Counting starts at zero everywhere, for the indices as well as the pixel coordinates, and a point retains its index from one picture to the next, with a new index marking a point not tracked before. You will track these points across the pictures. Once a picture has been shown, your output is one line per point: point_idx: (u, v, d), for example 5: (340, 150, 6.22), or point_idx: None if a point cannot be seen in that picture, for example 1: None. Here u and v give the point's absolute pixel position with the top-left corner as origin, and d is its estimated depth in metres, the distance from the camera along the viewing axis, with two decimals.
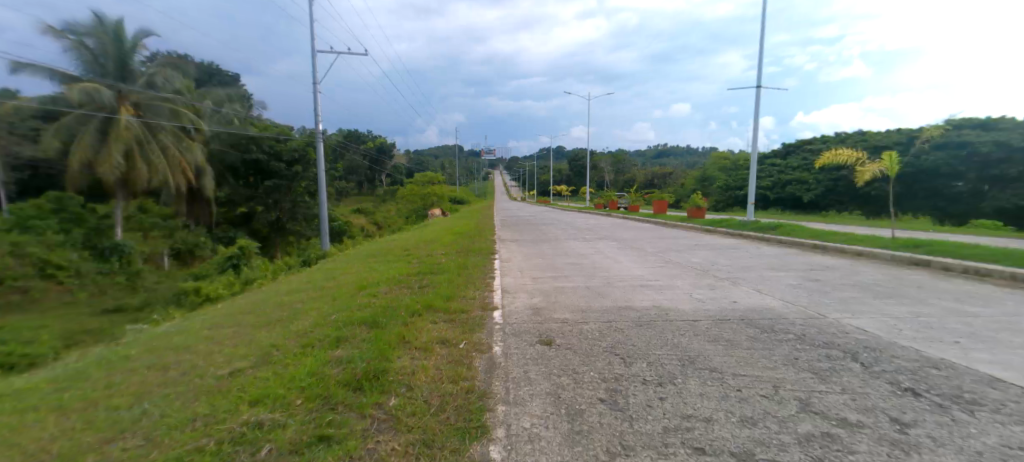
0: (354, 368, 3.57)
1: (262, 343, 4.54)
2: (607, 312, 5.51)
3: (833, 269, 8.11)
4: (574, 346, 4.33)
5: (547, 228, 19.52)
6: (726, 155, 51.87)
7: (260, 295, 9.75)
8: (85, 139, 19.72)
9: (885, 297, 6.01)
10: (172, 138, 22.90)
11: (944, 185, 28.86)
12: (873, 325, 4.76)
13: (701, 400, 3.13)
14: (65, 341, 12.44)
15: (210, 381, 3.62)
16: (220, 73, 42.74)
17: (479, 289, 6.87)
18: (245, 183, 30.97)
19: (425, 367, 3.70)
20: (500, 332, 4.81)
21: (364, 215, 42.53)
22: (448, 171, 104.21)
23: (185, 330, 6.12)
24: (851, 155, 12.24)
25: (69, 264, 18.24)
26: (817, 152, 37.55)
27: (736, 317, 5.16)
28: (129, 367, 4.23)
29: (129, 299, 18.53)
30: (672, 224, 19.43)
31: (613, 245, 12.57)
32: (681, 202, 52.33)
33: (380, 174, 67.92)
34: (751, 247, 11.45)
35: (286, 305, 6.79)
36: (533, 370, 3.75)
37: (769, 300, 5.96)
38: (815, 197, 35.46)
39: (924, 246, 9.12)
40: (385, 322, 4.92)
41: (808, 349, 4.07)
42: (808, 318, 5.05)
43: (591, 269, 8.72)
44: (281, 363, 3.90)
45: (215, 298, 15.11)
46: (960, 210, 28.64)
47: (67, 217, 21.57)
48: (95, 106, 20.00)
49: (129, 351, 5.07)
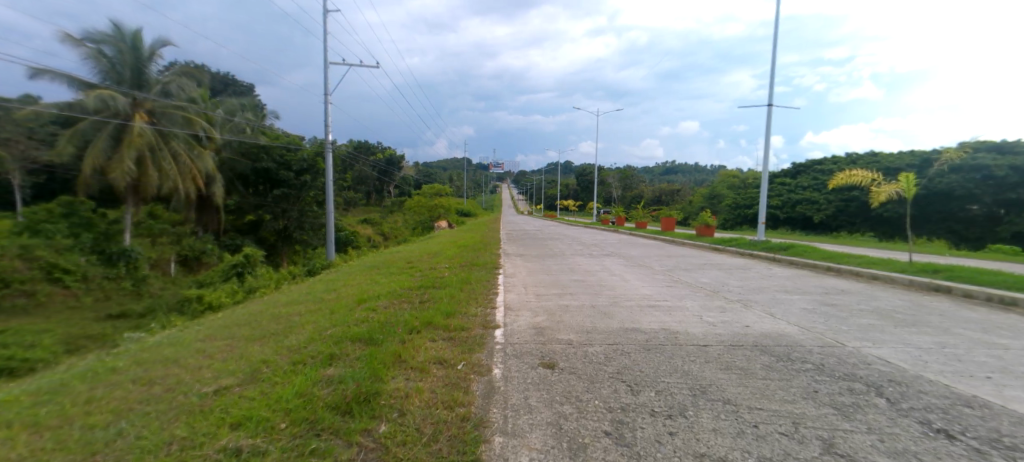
0: (345, 389, 3.38)
1: (252, 358, 4.36)
2: (614, 334, 5.27)
3: (849, 294, 7.80)
4: (578, 369, 4.11)
5: (552, 243, 19.31)
6: (735, 173, 51.51)
7: (260, 304, 9.64)
8: (98, 145, 19.94)
9: (907, 325, 5.72)
10: (183, 145, 23.13)
11: (958, 208, 28.36)
12: (898, 356, 4.47)
13: (714, 437, 2.89)
14: (66, 346, 12.34)
15: (193, 398, 3.45)
16: (235, 83, 43.45)
17: (481, 305, 6.66)
18: (254, 191, 31.19)
19: (420, 390, 3.49)
20: (500, 352, 4.60)
21: (371, 225, 42.64)
22: (456, 184, 104.67)
23: (179, 341, 5.99)
24: (865, 176, 11.98)
25: (76, 269, 18.26)
26: (828, 173, 37.16)
27: (749, 343, 4.89)
28: (114, 381, 4.06)
29: (133, 305, 18.49)
30: (680, 242, 19.16)
31: (621, 262, 12.33)
32: (689, 219, 51.95)
33: (388, 185, 68.30)
34: (761, 268, 11.18)
35: (283, 317, 6.63)
36: (533, 396, 3.53)
37: (783, 325, 5.68)
38: (826, 217, 34.97)
39: (944, 271, 8.79)
40: (382, 339, 4.73)
41: (828, 381, 3.82)
42: (826, 346, 4.78)
43: (597, 286, 8.48)
44: (269, 381, 3.72)
45: (218, 307, 15.00)
46: (976, 234, 28.11)
47: (77, 221, 21.68)
48: (110, 113, 20.31)
49: (119, 362, 4.93)
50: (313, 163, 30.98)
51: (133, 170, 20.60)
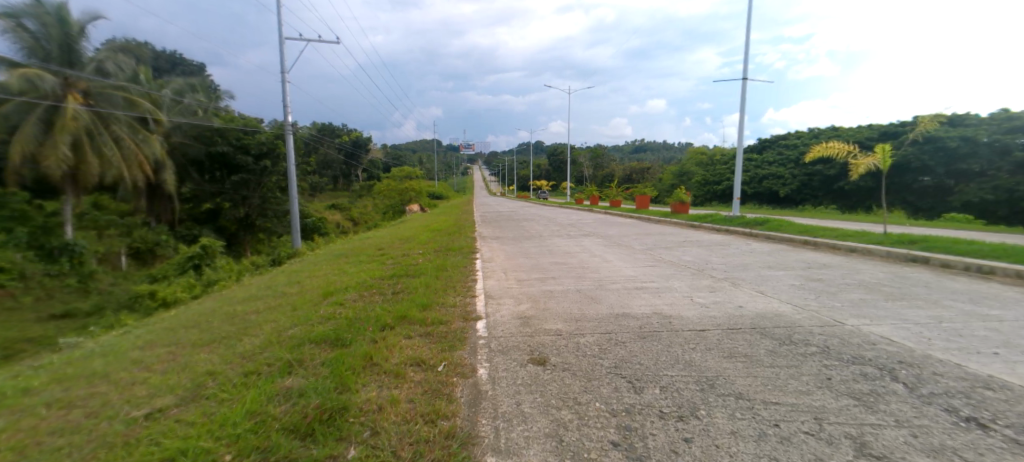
0: (305, 407, 2.85)
1: (197, 369, 3.78)
2: (604, 322, 4.90)
3: (832, 268, 7.72)
4: (572, 365, 3.71)
5: (528, 224, 18.93)
6: (703, 150, 52.28)
7: (214, 301, 8.79)
8: (27, 130, 18.03)
9: (898, 299, 5.60)
10: (126, 129, 21.30)
11: (911, 179, 29.70)
12: (900, 334, 4.28)
13: (735, 442, 2.54)
14: (3, 352, 11.22)
15: (118, 427, 2.86)
16: (185, 63, 40.75)
17: (459, 294, 6.20)
18: (210, 178, 29.37)
19: (395, 401, 3.02)
20: (484, 348, 4.15)
21: (339, 210, 41.20)
22: (427, 166, 102.66)
23: (115, 350, 5.28)
24: (842, 148, 11.92)
25: (11, 267, 16.75)
26: (793, 148, 38.08)
27: (746, 326, 4.61)
28: (22, 406, 3.42)
29: (79, 303, 17.13)
30: (655, 220, 19.14)
31: (599, 242, 12.10)
32: (660, 197, 52.74)
33: (356, 169, 66.17)
34: (740, 243, 11.10)
35: (238, 317, 5.96)
36: (526, 401, 3.10)
37: (777, 304, 5.45)
38: (791, 192, 35.99)
39: (920, 241, 8.84)
40: (351, 338, 4.21)
41: (838, 366, 3.54)
42: (826, 326, 4.54)
43: (580, 269, 8.14)
44: (214, 399, 3.17)
45: (174, 303, 13.97)
46: (928, 204, 29.37)
47: (9, 215, 19.89)
48: (39, 94, 18.42)
49: (37, 378, 4.22)
50: (272, 147, 29.53)
51: (69, 157, 18.80)
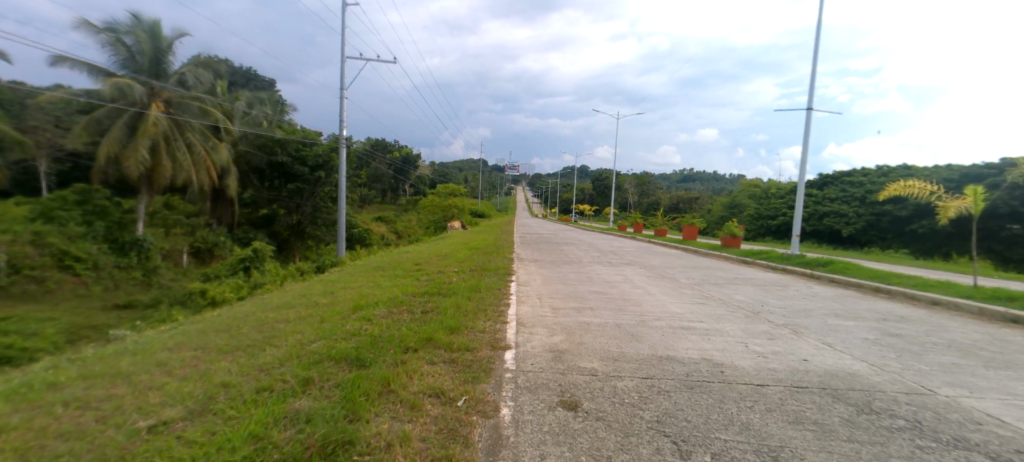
0: (309, 436, 2.60)
1: (213, 379, 3.65)
2: (645, 364, 4.41)
3: (913, 322, 6.79)
4: (607, 414, 3.28)
5: (568, 248, 18.47)
6: (757, 183, 50.11)
7: (251, 305, 8.95)
8: (113, 133, 19.67)
9: (1001, 367, 4.74)
10: (198, 136, 22.88)
11: (998, 227, 26.71)
12: (1011, 413, 3.54)
13: None
14: (68, 336, 12.00)
15: (119, 437, 2.72)
16: (257, 78, 43.97)
17: (489, 320, 5.85)
18: (269, 185, 31.09)
19: (406, 438, 2.71)
20: (510, 384, 3.78)
21: (384, 223, 42.38)
22: (472, 185, 104.42)
23: (145, 348, 5.30)
24: (924, 188, 10.78)
25: (87, 257, 17.94)
26: (858, 185, 35.70)
27: (814, 385, 3.99)
28: (43, 402, 3.40)
29: (141, 295, 18.18)
30: (703, 253, 18.17)
31: (642, 273, 11.50)
32: (709, 230, 50.71)
33: (404, 184, 68.23)
34: (801, 285, 10.15)
35: (267, 325, 5.91)
36: (553, 455, 2.71)
37: (849, 361, 4.74)
38: (854, 231, 33.65)
39: (1021, 299, 7.68)
40: (371, 359, 3.99)
41: (937, 450, 2.90)
42: (913, 394, 3.86)
43: (621, 301, 7.63)
44: (221, 415, 2.99)
45: (220, 302, 14.50)
46: (1019, 255, 26.35)
47: (91, 210, 21.51)
48: (128, 101, 20.19)
49: (66, 373, 4.23)
50: (327, 159, 30.63)
51: (147, 160, 20.28)
